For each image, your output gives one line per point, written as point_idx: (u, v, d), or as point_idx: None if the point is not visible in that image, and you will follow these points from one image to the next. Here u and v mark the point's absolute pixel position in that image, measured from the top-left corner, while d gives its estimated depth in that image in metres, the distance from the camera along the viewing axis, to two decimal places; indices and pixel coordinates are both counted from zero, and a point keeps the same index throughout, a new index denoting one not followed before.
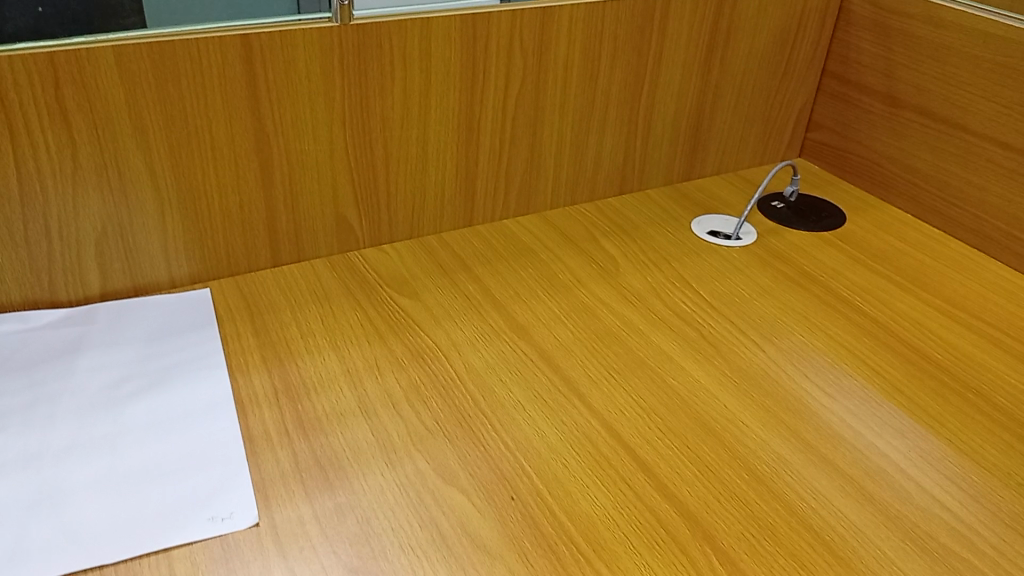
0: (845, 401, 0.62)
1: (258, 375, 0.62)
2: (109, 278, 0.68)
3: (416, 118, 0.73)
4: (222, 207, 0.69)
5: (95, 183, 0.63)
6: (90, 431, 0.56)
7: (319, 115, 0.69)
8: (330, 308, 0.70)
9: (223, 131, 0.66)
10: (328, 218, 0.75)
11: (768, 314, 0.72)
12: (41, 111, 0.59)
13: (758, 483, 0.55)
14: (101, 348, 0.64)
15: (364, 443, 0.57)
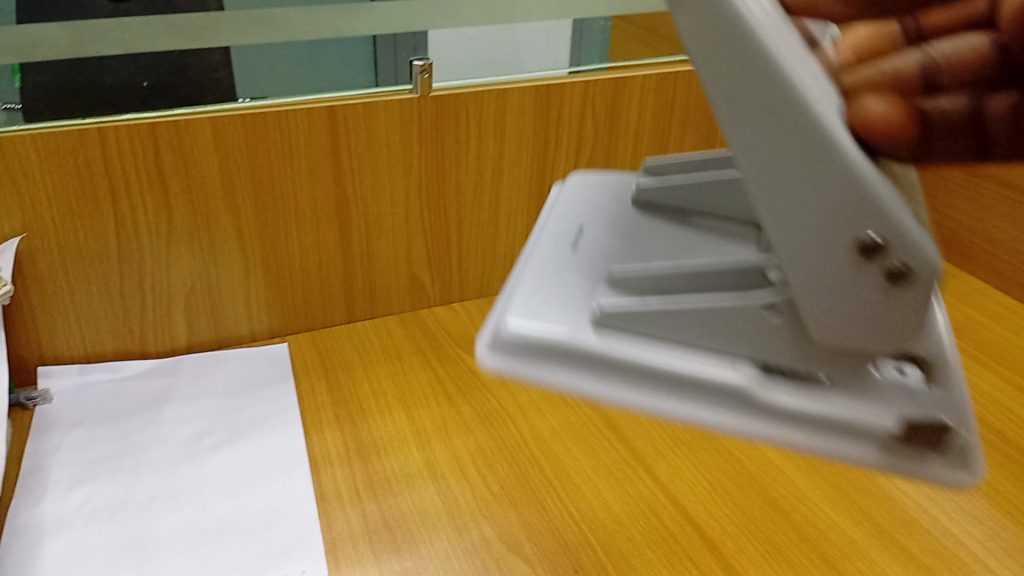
0: (920, 486, 0.61)
1: (331, 432, 0.64)
2: (195, 331, 0.72)
3: (489, 183, 0.76)
4: (302, 266, 0.72)
5: (187, 243, 0.67)
6: (172, 483, 0.59)
7: (397, 179, 0.72)
8: (401, 366, 0.72)
9: (306, 194, 0.69)
10: (402, 277, 0.77)
11: None
12: (142, 176, 0.63)
13: (828, 567, 0.54)
14: (185, 400, 0.67)
15: (431, 506, 0.58)
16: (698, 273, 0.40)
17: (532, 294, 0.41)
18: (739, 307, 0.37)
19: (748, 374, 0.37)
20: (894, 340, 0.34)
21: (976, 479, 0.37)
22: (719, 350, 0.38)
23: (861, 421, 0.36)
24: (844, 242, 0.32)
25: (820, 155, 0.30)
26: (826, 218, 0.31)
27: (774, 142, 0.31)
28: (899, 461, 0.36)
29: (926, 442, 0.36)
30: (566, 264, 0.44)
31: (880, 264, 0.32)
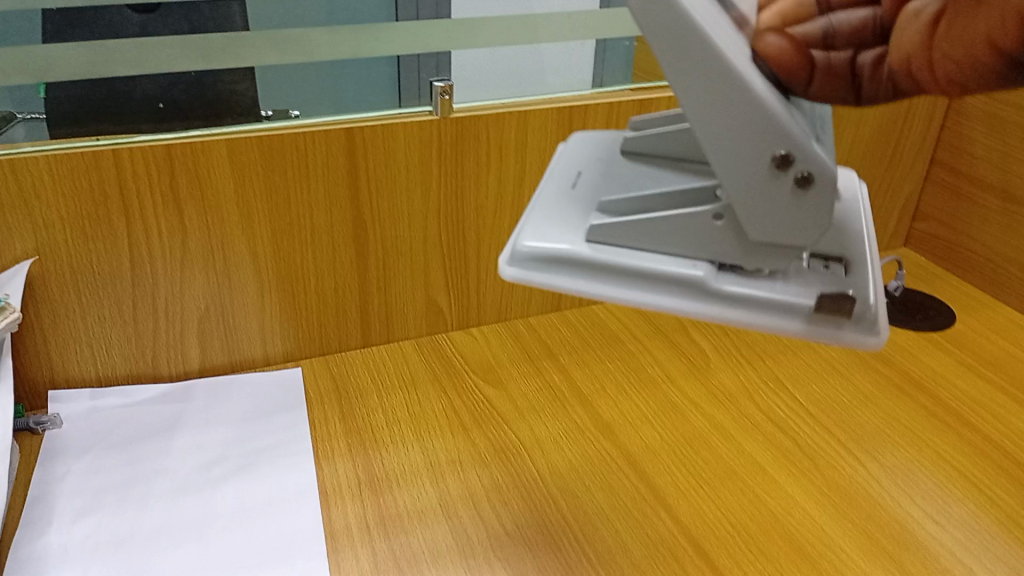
0: (954, 531, 0.58)
1: (343, 463, 0.63)
2: (207, 354, 0.70)
3: (509, 206, 0.74)
4: (317, 289, 0.71)
5: (201, 265, 0.66)
6: (180, 515, 0.57)
7: (415, 202, 0.70)
8: (416, 394, 0.71)
9: (323, 218, 0.68)
10: (419, 300, 0.76)
11: (869, 425, 0.68)
12: (156, 199, 0.62)
13: None
14: (197, 427, 0.66)
15: (444, 545, 0.56)
16: (654, 198, 0.44)
17: (532, 218, 0.45)
18: (690, 216, 0.42)
19: (705, 270, 0.42)
20: (809, 235, 0.39)
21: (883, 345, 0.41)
22: (678, 252, 0.42)
23: (783, 304, 0.41)
24: (763, 158, 0.37)
25: (736, 85, 0.36)
26: (746, 139, 0.37)
27: (700, 85, 0.36)
28: (822, 328, 0.41)
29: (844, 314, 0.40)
30: (562, 198, 0.47)
31: (791, 174, 0.37)
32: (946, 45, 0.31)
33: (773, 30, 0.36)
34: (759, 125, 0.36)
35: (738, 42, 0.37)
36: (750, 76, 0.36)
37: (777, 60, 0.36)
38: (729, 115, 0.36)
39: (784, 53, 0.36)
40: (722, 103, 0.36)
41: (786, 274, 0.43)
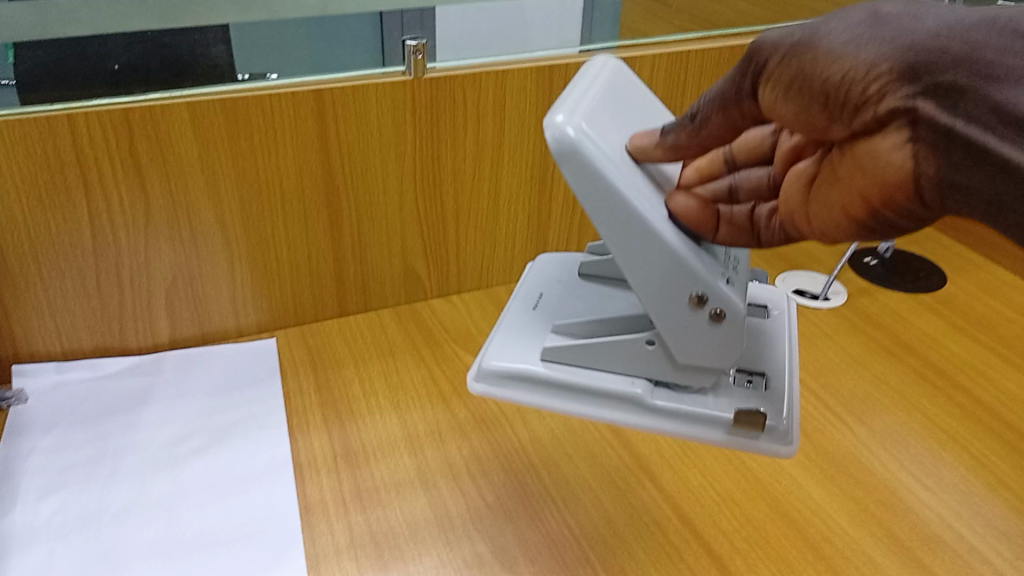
0: (944, 496, 0.57)
1: (319, 436, 0.61)
2: (177, 326, 0.68)
3: (487, 170, 0.71)
4: (290, 257, 0.69)
5: (167, 234, 0.63)
6: (149, 492, 0.56)
7: (390, 167, 0.68)
8: (394, 363, 0.69)
9: (292, 183, 0.65)
10: (396, 268, 0.73)
11: (858, 389, 0.67)
12: (115, 165, 0.59)
13: None
14: (167, 400, 0.64)
15: (422, 518, 0.54)
16: (603, 321, 0.55)
17: (497, 339, 0.57)
18: (631, 342, 0.53)
19: (643, 387, 0.54)
20: (725, 358, 0.51)
21: (794, 450, 0.55)
22: (625, 369, 0.55)
23: (715, 412, 0.53)
24: (683, 300, 0.49)
25: (658, 249, 0.47)
26: (669, 282, 0.48)
27: (630, 240, 0.47)
28: (742, 439, 0.53)
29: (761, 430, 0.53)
30: (524, 324, 0.58)
31: (706, 310, 0.49)
32: (819, 205, 0.45)
33: (681, 192, 0.48)
34: (677, 275, 0.48)
35: (655, 200, 0.48)
36: (667, 231, 0.47)
37: (688, 216, 0.48)
38: (654, 264, 0.48)
39: (691, 213, 0.48)
40: (648, 257, 0.47)
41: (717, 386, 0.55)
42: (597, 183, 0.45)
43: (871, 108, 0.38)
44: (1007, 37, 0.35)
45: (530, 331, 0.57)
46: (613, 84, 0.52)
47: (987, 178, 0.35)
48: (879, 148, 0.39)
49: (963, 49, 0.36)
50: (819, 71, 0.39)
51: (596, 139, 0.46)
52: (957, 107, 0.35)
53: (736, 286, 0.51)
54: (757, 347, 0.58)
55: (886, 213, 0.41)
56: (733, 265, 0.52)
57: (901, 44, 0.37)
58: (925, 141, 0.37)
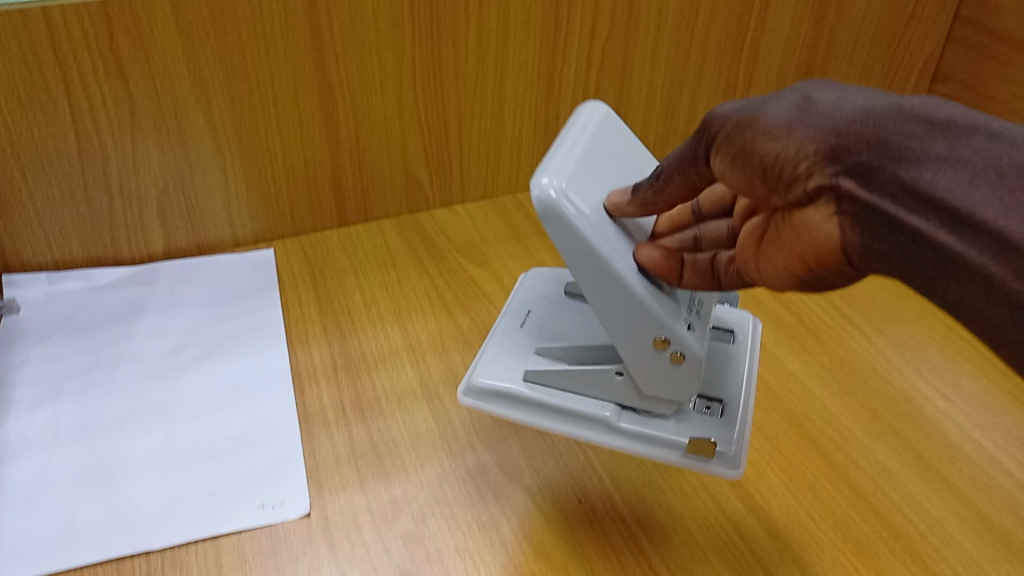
0: (963, 407, 0.55)
1: (318, 347, 0.59)
2: (171, 235, 0.66)
3: (491, 70, 0.67)
4: (286, 164, 0.66)
5: (155, 139, 0.61)
6: (146, 402, 0.54)
7: (388, 66, 0.64)
8: (395, 274, 0.66)
9: (285, 84, 0.62)
10: (397, 176, 0.70)
11: (877, 299, 0.64)
12: (96, 63, 0.56)
13: (859, 500, 0.49)
14: (162, 311, 0.62)
15: (424, 429, 0.53)
16: (580, 348, 0.49)
17: (488, 351, 0.51)
18: (597, 372, 0.47)
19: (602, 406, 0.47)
20: (683, 389, 0.45)
21: (740, 474, 0.46)
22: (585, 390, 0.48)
23: (665, 440, 0.46)
24: (646, 335, 0.44)
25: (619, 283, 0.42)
26: (629, 324, 0.44)
27: (596, 284, 0.43)
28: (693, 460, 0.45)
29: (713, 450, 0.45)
30: (512, 339, 0.51)
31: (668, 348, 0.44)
32: (771, 256, 0.44)
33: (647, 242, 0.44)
34: (637, 317, 0.43)
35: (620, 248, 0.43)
36: (633, 281, 0.43)
37: (652, 267, 0.44)
38: (618, 309, 0.43)
39: (659, 265, 0.44)
40: (612, 299, 0.43)
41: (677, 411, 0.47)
42: (574, 240, 0.42)
43: (803, 183, 0.38)
44: (914, 123, 0.35)
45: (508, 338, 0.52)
46: (613, 132, 0.49)
47: (906, 250, 0.34)
48: (814, 218, 0.38)
49: (879, 128, 0.35)
50: (752, 149, 0.39)
51: (582, 200, 0.43)
52: (874, 185, 0.35)
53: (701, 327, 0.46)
54: (718, 374, 0.50)
55: (825, 275, 0.40)
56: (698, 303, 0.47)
57: (825, 124, 0.37)
58: (852, 215, 0.36)
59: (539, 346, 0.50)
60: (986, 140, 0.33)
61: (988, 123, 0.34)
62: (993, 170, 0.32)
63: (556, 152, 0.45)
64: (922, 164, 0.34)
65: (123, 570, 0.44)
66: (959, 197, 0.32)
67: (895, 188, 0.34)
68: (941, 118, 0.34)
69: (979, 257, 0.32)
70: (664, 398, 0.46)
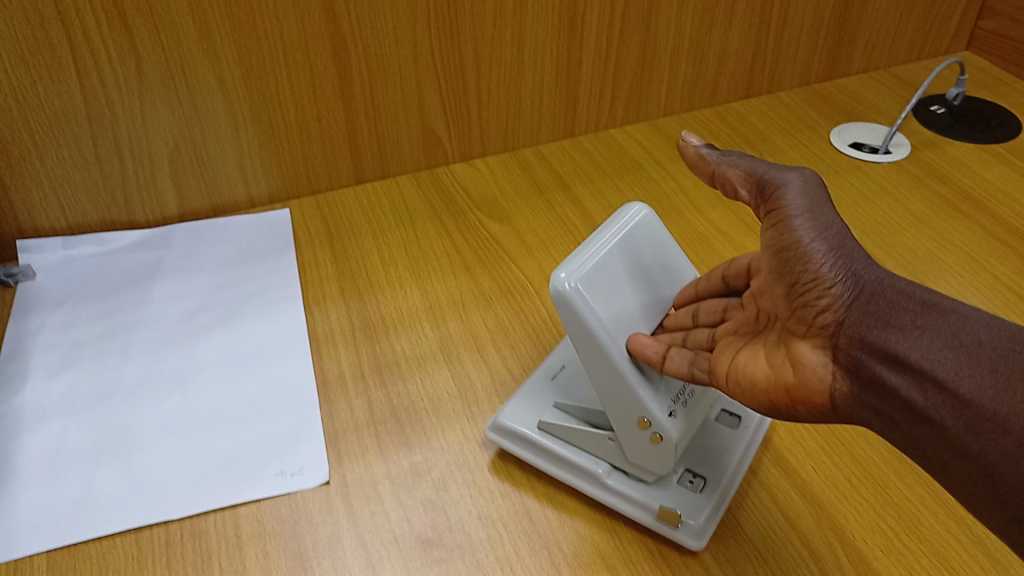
0: None
1: (336, 309, 0.58)
2: (185, 197, 0.64)
3: (509, 15, 0.64)
4: (299, 119, 0.64)
5: (163, 96, 0.59)
6: (162, 369, 0.53)
7: (401, 13, 0.61)
8: (414, 232, 0.64)
9: (295, 34, 0.59)
10: (414, 129, 0.68)
11: (918, 249, 0.61)
12: (99, 17, 0.54)
13: (899, 462, 0.47)
14: (177, 275, 0.61)
15: (445, 393, 0.51)
16: (588, 406, 0.47)
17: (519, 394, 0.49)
18: (589, 432, 0.45)
19: (593, 462, 0.45)
20: (663, 463, 0.43)
21: (703, 544, 0.42)
22: (579, 444, 0.46)
23: (635, 499, 0.44)
24: (632, 414, 0.42)
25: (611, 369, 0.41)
26: (619, 404, 0.42)
27: (595, 369, 0.42)
28: (661, 524, 0.43)
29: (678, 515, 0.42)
30: (537, 389, 0.49)
31: (649, 429, 0.42)
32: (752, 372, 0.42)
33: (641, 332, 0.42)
34: (628, 401, 0.42)
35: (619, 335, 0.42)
36: (632, 374, 0.41)
37: (640, 354, 0.41)
38: (614, 393, 0.42)
39: (644, 350, 0.41)
40: (608, 382, 0.42)
41: (660, 479, 0.44)
42: (578, 325, 0.41)
43: (816, 313, 0.40)
44: (921, 303, 0.38)
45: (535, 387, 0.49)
46: (661, 226, 0.47)
47: (884, 405, 0.37)
48: (812, 354, 0.40)
49: (891, 293, 0.39)
50: (789, 253, 0.40)
51: (598, 297, 0.41)
52: (873, 344, 0.37)
53: (690, 410, 0.43)
54: (716, 440, 0.46)
55: (799, 411, 0.41)
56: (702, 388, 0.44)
57: (856, 272, 0.39)
58: (846, 361, 0.39)
59: (557, 399, 0.48)
60: (967, 318, 0.36)
61: (972, 307, 0.37)
62: (969, 348, 0.35)
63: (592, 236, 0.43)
64: (911, 337, 0.37)
65: (142, 540, 0.44)
66: (936, 366, 0.35)
67: (888, 350, 0.37)
68: (937, 300, 0.37)
69: (940, 413, 0.35)
70: (644, 464, 0.44)
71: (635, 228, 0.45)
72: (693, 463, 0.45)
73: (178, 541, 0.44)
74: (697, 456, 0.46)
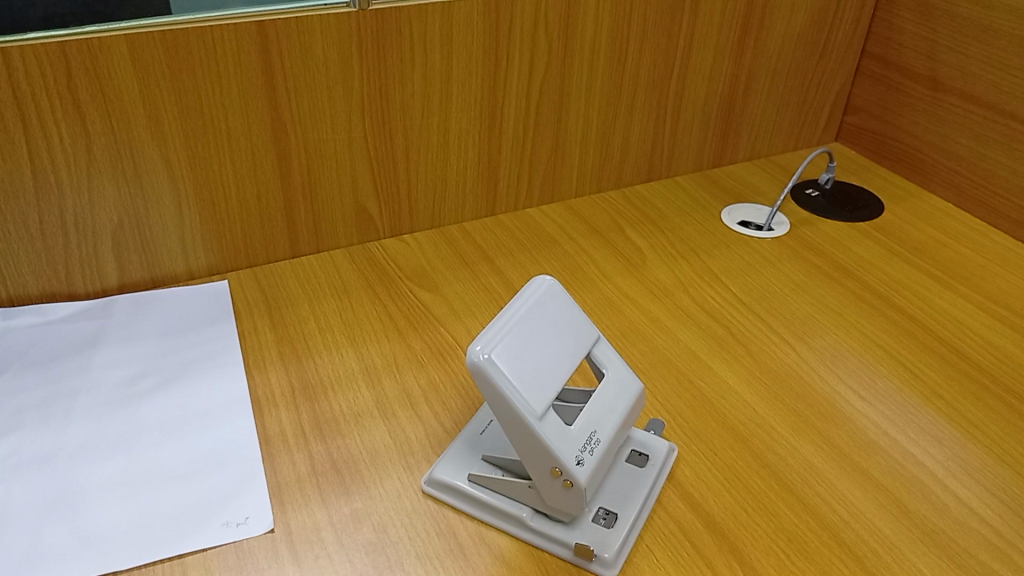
0: (881, 407, 0.60)
1: (276, 372, 0.61)
2: (125, 269, 0.67)
3: (436, 105, 0.71)
4: (238, 197, 0.68)
5: (110, 175, 0.62)
6: (106, 430, 0.55)
7: (338, 102, 0.67)
8: (348, 301, 0.69)
9: (239, 120, 0.64)
10: (347, 207, 0.73)
11: (800, 312, 0.69)
12: (55, 103, 0.58)
13: (788, 493, 0.53)
14: (118, 343, 0.63)
15: (382, 445, 0.55)
16: (510, 457, 0.51)
17: (448, 450, 0.54)
18: (511, 481, 0.49)
19: (516, 508, 0.50)
20: (577, 506, 0.48)
21: (615, 573, 0.47)
22: (503, 492, 0.50)
23: (554, 538, 0.49)
24: (547, 466, 0.47)
25: (526, 429, 0.46)
26: (533, 457, 0.47)
27: (513, 431, 0.46)
28: (578, 559, 0.48)
29: (591, 551, 0.47)
30: (465, 444, 0.54)
31: (563, 477, 0.47)
32: None
33: None
34: (542, 455, 0.47)
35: (536, 397, 0.46)
36: (544, 428, 0.46)
37: None
38: (528, 448, 0.47)
39: None
40: (523, 439, 0.46)
41: (576, 519, 0.49)
42: (495, 391, 0.46)
43: None
44: None
45: (462, 443, 0.54)
46: (568, 295, 0.52)
47: None
48: None
49: None
50: None
51: (513, 365, 0.46)
52: None
53: (600, 458, 0.48)
54: (624, 483, 0.52)
55: None
56: (612, 438, 0.49)
57: None
58: None
59: (483, 452, 0.53)
60: None
61: None
62: None
63: (505, 311, 0.49)
64: None
65: None
66: None
67: None
68: None
69: None
70: (559, 507, 0.48)
71: (542, 299, 0.50)
72: (605, 504, 0.50)
73: None
74: (608, 498, 0.51)
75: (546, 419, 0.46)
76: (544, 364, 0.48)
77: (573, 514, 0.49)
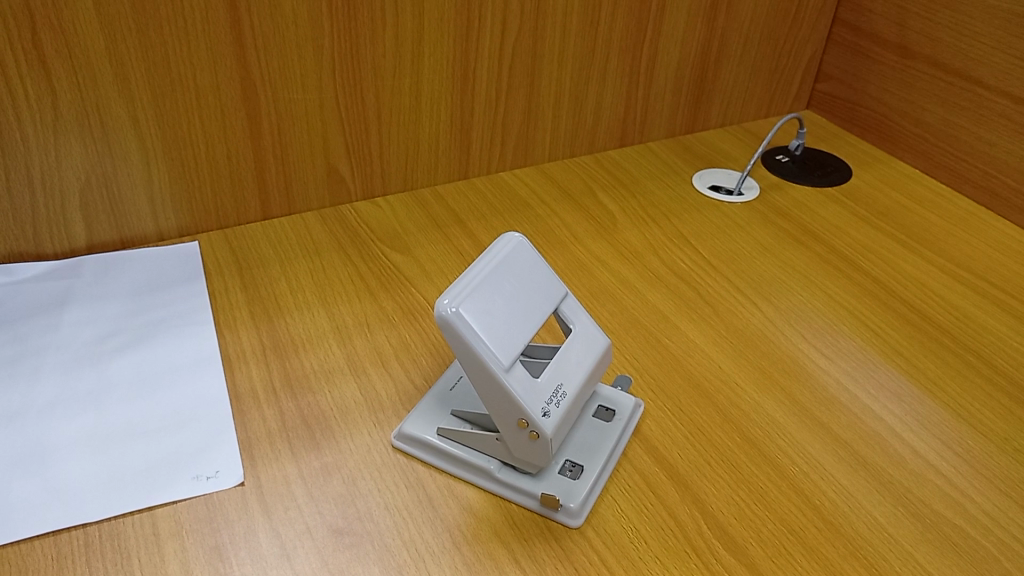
0: (843, 365, 0.61)
1: (247, 331, 0.61)
2: (94, 230, 0.67)
3: (408, 66, 0.71)
4: (209, 157, 0.68)
5: (77, 134, 0.62)
6: (76, 387, 0.55)
7: (308, 61, 0.67)
8: (320, 262, 0.69)
9: (208, 78, 0.64)
10: (319, 169, 0.73)
11: (767, 273, 0.70)
12: (19, 58, 0.57)
13: (750, 447, 0.54)
14: (87, 303, 0.63)
15: (352, 401, 0.56)
16: (479, 411, 0.52)
17: (419, 405, 0.54)
18: (479, 434, 0.50)
19: (484, 460, 0.50)
20: (543, 457, 0.49)
21: (580, 522, 0.48)
22: (471, 446, 0.51)
23: (521, 489, 0.50)
24: (514, 418, 0.48)
25: (493, 382, 0.47)
26: (501, 410, 0.48)
27: (481, 384, 0.47)
28: (545, 508, 0.49)
29: (556, 500, 0.48)
30: (435, 400, 0.54)
31: (529, 429, 0.48)
32: None
33: None
34: (509, 407, 0.47)
35: (503, 350, 0.47)
36: (511, 381, 0.47)
37: None
38: (496, 401, 0.47)
39: None
40: (491, 392, 0.47)
41: (543, 471, 0.50)
42: (462, 345, 0.46)
43: None
44: None
45: (433, 398, 0.55)
46: (536, 253, 0.53)
47: None
48: None
49: None
50: None
51: (480, 319, 0.47)
52: None
53: (566, 410, 0.49)
54: (591, 437, 0.53)
55: None
56: (578, 392, 0.50)
57: None
58: None
59: (453, 407, 0.53)
60: None
61: None
62: None
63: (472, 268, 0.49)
64: None
65: (61, 542, 0.46)
66: None
67: None
68: None
69: None
70: (526, 459, 0.49)
71: (510, 256, 0.51)
72: (571, 457, 0.51)
73: (97, 542, 0.46)
74: (574, 451, 0.52)
75: (513, 372, 0.47)
76: (510, 321, 0.48)
77: (540, 465, 0.49)
